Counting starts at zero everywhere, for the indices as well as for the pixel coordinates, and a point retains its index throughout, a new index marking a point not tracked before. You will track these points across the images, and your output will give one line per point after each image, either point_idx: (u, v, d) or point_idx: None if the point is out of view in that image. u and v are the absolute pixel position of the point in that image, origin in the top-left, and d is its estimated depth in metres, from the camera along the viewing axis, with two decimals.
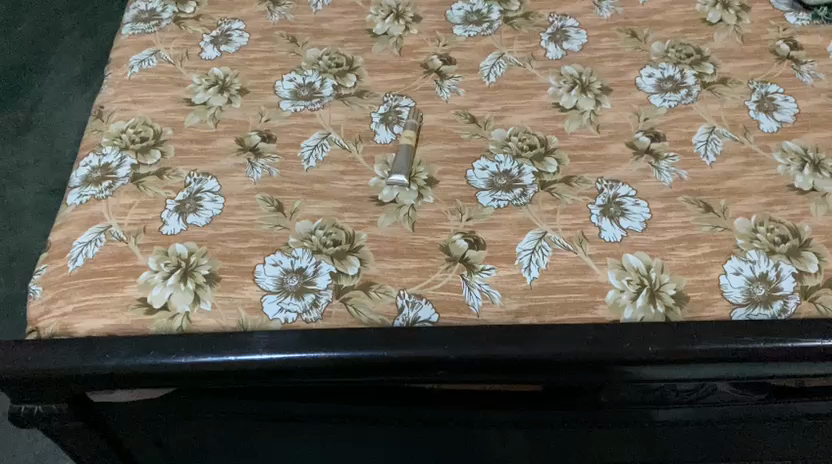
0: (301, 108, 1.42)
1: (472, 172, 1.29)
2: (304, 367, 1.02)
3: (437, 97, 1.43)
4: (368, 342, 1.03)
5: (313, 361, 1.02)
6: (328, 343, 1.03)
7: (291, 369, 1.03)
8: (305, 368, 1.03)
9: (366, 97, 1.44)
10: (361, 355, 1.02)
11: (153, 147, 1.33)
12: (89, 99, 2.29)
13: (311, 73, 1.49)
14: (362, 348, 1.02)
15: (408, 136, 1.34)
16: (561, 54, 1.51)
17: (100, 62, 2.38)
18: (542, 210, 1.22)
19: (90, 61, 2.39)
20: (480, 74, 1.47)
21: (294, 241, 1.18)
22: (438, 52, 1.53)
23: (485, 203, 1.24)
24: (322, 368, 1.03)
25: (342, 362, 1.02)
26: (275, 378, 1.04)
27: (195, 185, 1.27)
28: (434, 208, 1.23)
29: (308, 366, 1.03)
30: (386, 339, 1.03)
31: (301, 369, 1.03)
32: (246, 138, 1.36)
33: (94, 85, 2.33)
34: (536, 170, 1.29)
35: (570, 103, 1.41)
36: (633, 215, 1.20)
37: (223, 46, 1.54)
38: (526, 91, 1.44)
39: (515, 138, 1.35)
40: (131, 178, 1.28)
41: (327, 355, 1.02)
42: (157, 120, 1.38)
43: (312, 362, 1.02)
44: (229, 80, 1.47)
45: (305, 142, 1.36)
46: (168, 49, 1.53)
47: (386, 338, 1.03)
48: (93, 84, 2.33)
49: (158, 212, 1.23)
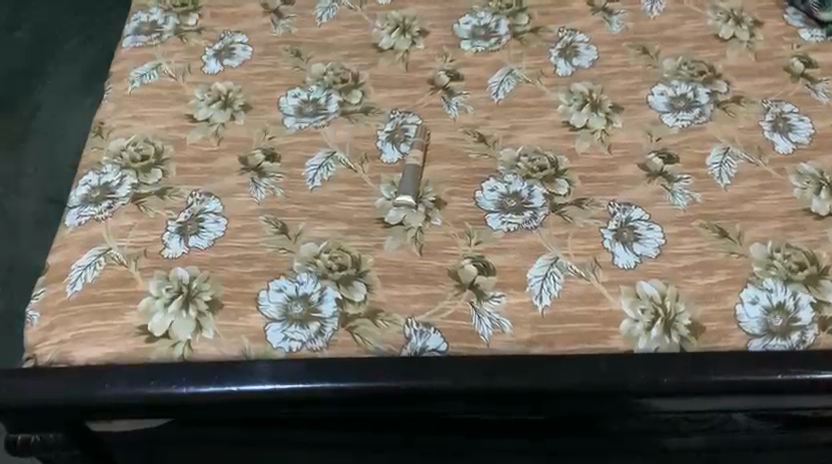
0: (305, 125, 1.39)
1: (481, 193, 1.26)
2: (312, 397, 1.00)
3: (445, 115, 1.41)
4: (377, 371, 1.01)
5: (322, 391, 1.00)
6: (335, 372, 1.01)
7: (299, 399, 1.01)
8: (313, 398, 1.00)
9: (372, 114, 1.41)
10: (371, 385, 1.00)
11: (155, 166, 1.30)
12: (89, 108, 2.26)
13: (316, 89, 1.46)
14: (371, 378, 1.00)
15: (415, 157, 1.32)
16: (571, 70, 1.48)
17: (101, 69, 2.34)
18: (553, 233, 1.19)
19: (91, 66, 2.36)
20: (488, 91, 1.45)
21: (299, 265, 1.15)
22: (446, 67, 1.50)
23: (495, 226, 1.20)
24: (330, 398, 1.01)
25: (349, 392, 1.00)
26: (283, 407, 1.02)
27: (197, 205, 1.24)
28: (442, 231, 1.20)
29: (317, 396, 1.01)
30: (395, 369, 1.02)
31: (309, 398, 1.01)
32: (249, 157, 1.33)
33: (95, 93, 2.29)
34: (546, 191, 1.26)
35: (580, 122, 1.38)
36: (646, 240, 1.18)
37: (226, 59, 1.51)
38: (535, 109, 1.41)
39: (525, 158, 1.32)
40: (132, 198, 1.25)
41: (335, 385, 1.00)
42: (158, 137, 1.35)
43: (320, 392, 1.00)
44: (232, 95, 1.44)
45: (309, 161, 1.33)
46: (169, 62, 1.50)
47: (395, 367, 1.01)
48: (94, 92, 2.29)
49: (159, 234, 1.20)
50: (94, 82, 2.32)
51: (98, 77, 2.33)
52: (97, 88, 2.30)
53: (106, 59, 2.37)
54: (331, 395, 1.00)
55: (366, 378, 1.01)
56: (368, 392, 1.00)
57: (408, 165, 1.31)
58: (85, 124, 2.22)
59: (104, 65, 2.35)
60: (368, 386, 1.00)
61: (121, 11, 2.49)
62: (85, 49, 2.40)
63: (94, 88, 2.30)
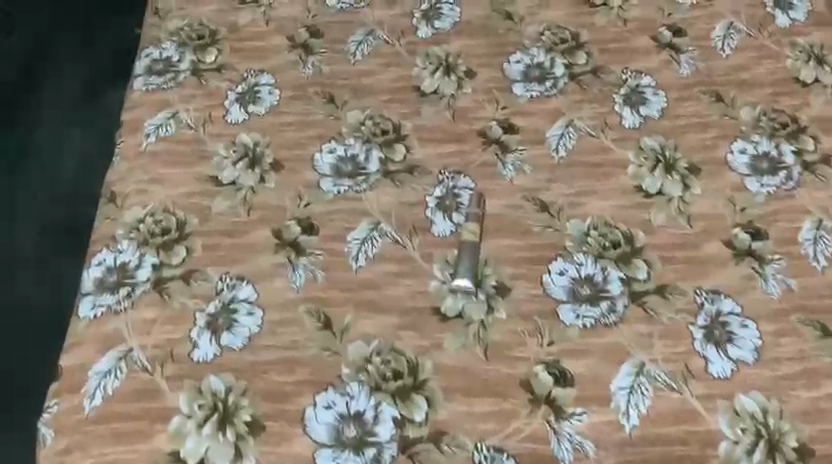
0: (344, 188, 1.23)
1: (549, 276, 1.11)
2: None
3: (499, 177, 1.25)
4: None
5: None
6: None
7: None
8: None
9: (418, 175, 1.25)
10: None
11: (177, 242, 1.15)
12: (104, 133, 1.81)
13: (354, 142, 1.30)
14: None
15: (471, 231, 1.16)
16: (639, 121, 1.32)
17: (113, 85, 1.88)
18: (635, 332, 1.05)
19: (96, 74, 1.89)
20: (548, 147, 1.29)
21: (348, 373, 1.01)
22: (498, 116, 1.34)
23: (569, 321, 1.06)
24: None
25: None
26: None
27: (227, 292, 1.10)
28: (509, 327, 1.06)
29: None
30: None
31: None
32: (283, 229, 1.17)
33: (111, 116, 1.83)
34: (623, 275, 1.11)
35: (654, 187, 1.23)
36: (740, 341, 1.04)
37: (251, 106, 1.35)
38: (603, 170, 1.25)
39: (595, 232, 1.17)
40: (153, 284, 1.10)
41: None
42: (179, 205, 1.20)
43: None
44: (260, 151, 1.29)
45: (352, 235, 1.17)
46: (188, 110, 1.34)
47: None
48: (108, 114, 1.83)
49: (187, 331, 1.05)
50: (108, 99, 1.86)
51: (110, 96, 1.86)
52: (112, 111, 1.84)
53: (118, 73, 1.89)
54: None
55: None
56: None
57: (463, 240, 1.15)
58: (102, 149, 1.79)
59: (118, 81, 1.88)
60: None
61: (133, 19, 1.97)
62: (88, 55, 1.91)
63: (108, 109, 1.84)
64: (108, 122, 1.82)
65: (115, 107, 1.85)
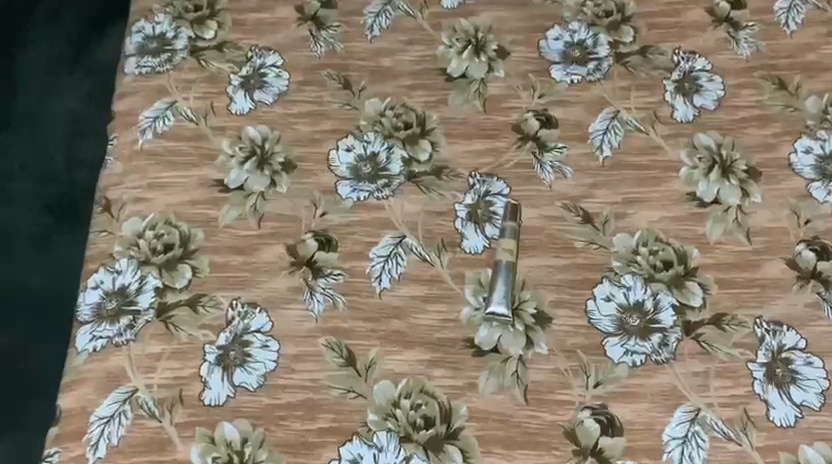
0: (365, 194, 1.11)
1: (593, 303, 1.01)
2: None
3: (537, 181, 1.12)
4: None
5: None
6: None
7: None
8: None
9: (446, 178, 1.12)
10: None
11: (182, 260, 1.04)
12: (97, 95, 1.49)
13: (374, 138, 1.17)
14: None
15: (509, 248, 1.04)
16: (692, 113, 1.18)
17: (106, 36, 1.54)
18: (689, 372, 0.95)
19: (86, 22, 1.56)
20: (591, 144, 1.15)
21: (376, 420, 0.93)
22: (534, 107, 1.19)
23: (616, 357, 0.97)
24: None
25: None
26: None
27: (239, 322, 0.99)
28: (550, 364, 0.96)
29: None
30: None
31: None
32: (299, 245, 1.06)
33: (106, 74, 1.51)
34: (676, 302, 1.01)
35: (710, 194, 1.11)
36: (805, 383, 0.95)
37: (258, 93, 1.21)
38: (653, 173, 1.12)
39: (644, 249, 1.05)
40: (157, 312, 1.00)
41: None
42: (181, 216, 1.08)
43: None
44: (269, 148, 1.16)
45: (374, 250, 1.06)
46: (187, 99, 1.19)
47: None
48: (103, 71, 1.51)
49: (196, 368, 0.96)
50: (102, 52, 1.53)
51: (103, 49, 1.53)
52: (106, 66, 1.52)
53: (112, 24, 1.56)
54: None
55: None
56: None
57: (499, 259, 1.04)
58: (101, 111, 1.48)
59: (112, 31, 1.55)
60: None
61: None
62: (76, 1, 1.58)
63: (101, 65, 1.52)
64: (104, 81, 1.50)
65: (110, 61, 1.52)
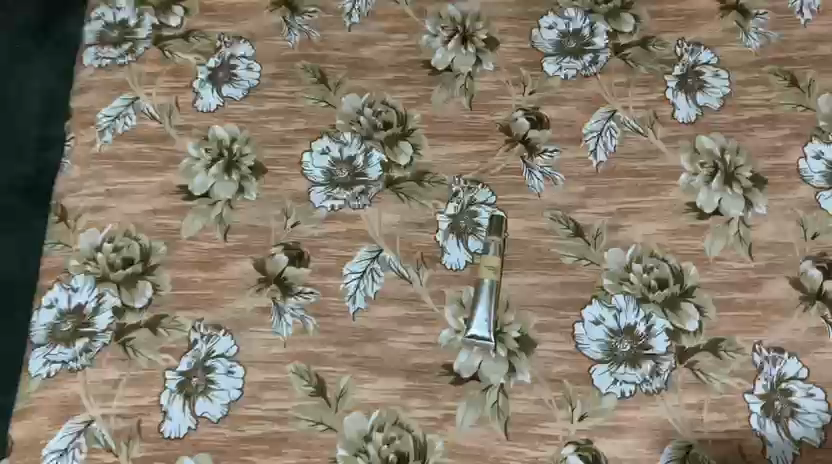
0: (340, 203, 1.03)
1: (582, 327, 0.94)
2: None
3: (525, 189, 1.04)
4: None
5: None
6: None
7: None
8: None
9: (428, 185, 1.04)
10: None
11: (142, 276, 0.97)
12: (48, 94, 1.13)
13: (350, 139, 1.08)
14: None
15: (490, 266, 0.97)
16: (695, 113, 1.09)
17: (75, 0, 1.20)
18: (682, 404, 0.89)
19: None
20: (585, 148, 1.07)
21: (345, 456, 0.88)
22: (524, 104, 1.10)
23: (604, 388, 0.90)
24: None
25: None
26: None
27: (202, 346, 0.93)
28: (534, 395, 0.90)
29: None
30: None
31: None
32: (267, 260, 0.99)
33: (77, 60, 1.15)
34: (670, 326, 0.94)
35: (711, 204, 1.02)
36: (805, 416, 0.89)
37: (226, 88, 1.12)
38: (651, 181, 1.04)
39: (638, 266, 0.98)
40: (115, 334, 0.94)
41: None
42: (142, 227, 1.01)
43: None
44: (238, 150, 1.07)
45: (349, 266, 0.99)
46: (150, 95, 1.10)
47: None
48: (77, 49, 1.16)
49: (156, 396, 0.91)
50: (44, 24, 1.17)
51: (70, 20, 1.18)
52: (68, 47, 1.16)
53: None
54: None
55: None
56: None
57: (481, 277, 0.97)
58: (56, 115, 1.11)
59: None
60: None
61: None
62: None
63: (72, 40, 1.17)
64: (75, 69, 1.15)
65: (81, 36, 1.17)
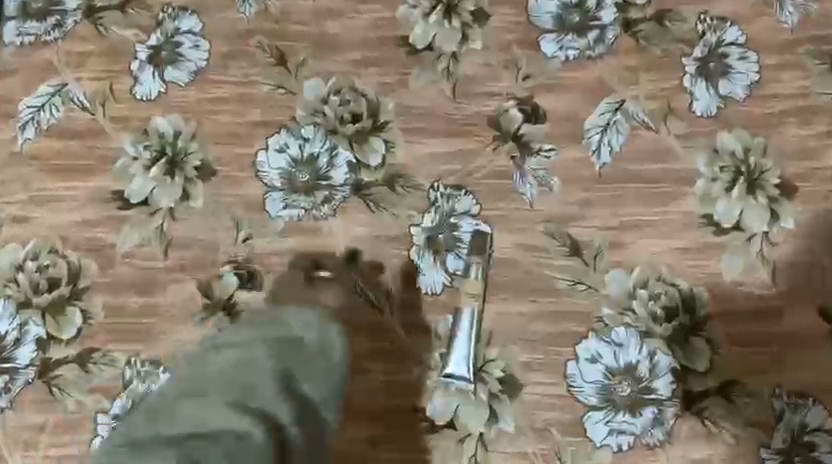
0: (298, 213, 0.88)
1: (574, 366, 0.83)
2: (194, 432, 0.59)
3: (514, 198, 0.89)
4: (310, 431, 0.68)
5: (198, 425, 0.60)
6: (234, 399, 0.63)
7: (211, 351, 0.72)
8: (225, 350, 0.72)
9: (402, 191, 0.89)
10: (318, 363, 0.74)
11: (69, 301, 0.85)
12: None
13: (311, 133, 0.92)
14: (322, 381, 0.73)
15: (472, 293, 0.84)
16: (717, 106, 0.91)
17: None
18: (681, 459, 0.79)
19: None
20: (584, 148, 0.90)
21: None
22: (517, 92, 0.93)
23: (598, 439, 0.81)
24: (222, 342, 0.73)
25: (331, 369, 0.74)
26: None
27: (139, 386, 0.82)
28: (515, 446, 0.81)
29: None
30: (315, 429, 0.69)
31: (276, 381, 0.68)
32: (214, 282, 0.86)
33: None
34: (676, 365, 0.82)
35: (731, 217, 0.87)
36: None
37: (168, 70, 0.94)
38: (661, 189, 0.88)
39: (642, 292, 0.85)
40: (38, 371, 0.83)
41: (255, 371, 0.68)
42: (70, 243, 0.87)
43: (212, 390, 0.65)
44: (181, 147, 0.92)
45: (307, 290, 0.86)
46: (80, 80, 0.94)
47: (305, 415, 0.69)
48: None
49: (87, 444, 0.81)
50: None
51: None
52: None
53: None
54: (201, 367, 0.69)
55: (274, 391, 0.66)
56: (297, 324, 0.76)
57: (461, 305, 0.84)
58: None
59: None
60: (320, 356, 0.75)
61: None
62: None
63: None
64: None
65: None
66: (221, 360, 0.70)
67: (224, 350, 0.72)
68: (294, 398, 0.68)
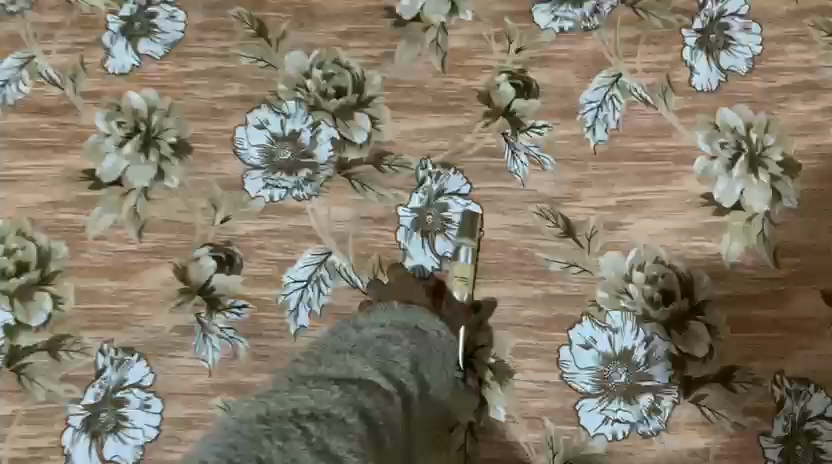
0: (279, 192, 0.84)
1: (568, 352, 0.79)
2: (344, 377, 0.59)
3: (505, 178, 0.85)
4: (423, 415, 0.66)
5: (353, 373, 0.60)
6: (380, 366, 0.62)
7: (390, 317, 0.71)
8: (379, 321, 0.70)
9: (389, 169, 0.85)
10: (451, 354, 0.73)
11: (39, 286, 0.81)
12: None
13: (293, 109, 0.87)
14: (448, 374, 0.73)
15: (461, 276, 0.81)
16: (719, 79, 0.87)
17: None
18: (679, 449, 0.76)
19: None
20: (579, 124, 0.86)
21: None
22: (509, 65, 0.88)
23: (593, 428, 0.78)
24: (401, 313, 0.72)
25: (450, 358, 0.73)
26: (318, 404, 0.53)
27: (112, 374, 0.78)
28: (506, 436, 0.78)
29: (382, 436, 0.55)
30: (426, 415, 0.68)
31: (416, 358, 0.66)
32: (191, 265, 0.82)
33: None
34: (674, 350, 0.79)
35: (732, 196, 0.84)
36: None
37: (143, 42, 0.89)
38: (659, 167, 0.85)
39: (639, 275, 0.81)
40: (7, 359, 0.79)
41: (376, 344, 0.66)
42: (40, 224, 0.83)
43: (362, 353, 0.63)
44: (156, 123, 0.87)
45: (290, 273, 0.82)
46: (48, 54, 0.89)
47: (429, 404, 0.68)
48: None
49: (58, 436, 0.77)
50: None
51: None
52: None
53: None
54: (375, 333, 0.67)
55: (412, 368, 0.65)
56: (434, 321, 0.74)
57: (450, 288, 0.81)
58: None
59: None
60: (454, 347, 0.74)
61: None
62: None
63: None
64: None
65: None
66: (394, 341, 0.67)
67: (390, 323, 0.69)
68: (424, 381, 0.67)
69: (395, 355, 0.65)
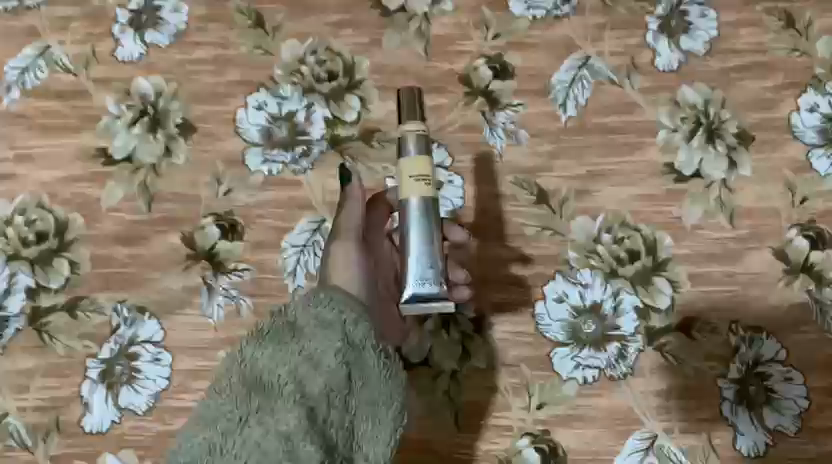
0: (277, 167, 0.92)
1: (543, 306, 0.87)
2: None
3: (484, 151, 0.92)
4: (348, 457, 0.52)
5: None
6: None
7: (272, 332, 0.53)
8: (253, 362, 0.51)
9: (377, 145, 0.93)
10: (373, 346, 0.56)
11: (57, 253, 0.88)
12: None
13: (289, 92, 0.95)
14: (382, 366, 0.57)
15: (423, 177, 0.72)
16: (679, 61, 0.95)
17: None
18: (646, 392, 0.84)
19: None
20: (551, 102, 0.94)
21: None
22: (487, 50, 0.96)
23: (567, 373, 0.85)
24: (278, 346, 0.52)
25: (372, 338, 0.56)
26: None
27: (125, 331, 0.86)
28: (487, 382, 0.85)
29: None
30: None
31: (303, 418, 0.49)
32: (197, 233, 0.89)
33: None
34: (639, 303, 0.87)
35: (692, 164, 0.91)
36: (781, 403, 0.84)
37: (150, 33, 0.96)
38: (625, 140, 0.92)
39: (608, 236, 0.89)
40: (28, 319, 0.86)
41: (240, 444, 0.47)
42: (58, 197, 0.91)
43: None
44: (163, 105, 0.94)
45: (288, 239, 0.89)
46: (63, 44, 0.96)
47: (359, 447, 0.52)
48: None
49: (77, 387, 0.84)
50: None
51: None
52: None
53: None
54: (237, 417, 0.48)
55: None
56: (336, 312, 0.55)
57: (407, 195, 0.72)
58: None
59: None
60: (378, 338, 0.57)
61: None
62: None
63: None
64: None
65: None
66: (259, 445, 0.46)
67: (264, 360, 0.51)
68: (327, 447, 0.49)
69: (276, 428, 0.48)
